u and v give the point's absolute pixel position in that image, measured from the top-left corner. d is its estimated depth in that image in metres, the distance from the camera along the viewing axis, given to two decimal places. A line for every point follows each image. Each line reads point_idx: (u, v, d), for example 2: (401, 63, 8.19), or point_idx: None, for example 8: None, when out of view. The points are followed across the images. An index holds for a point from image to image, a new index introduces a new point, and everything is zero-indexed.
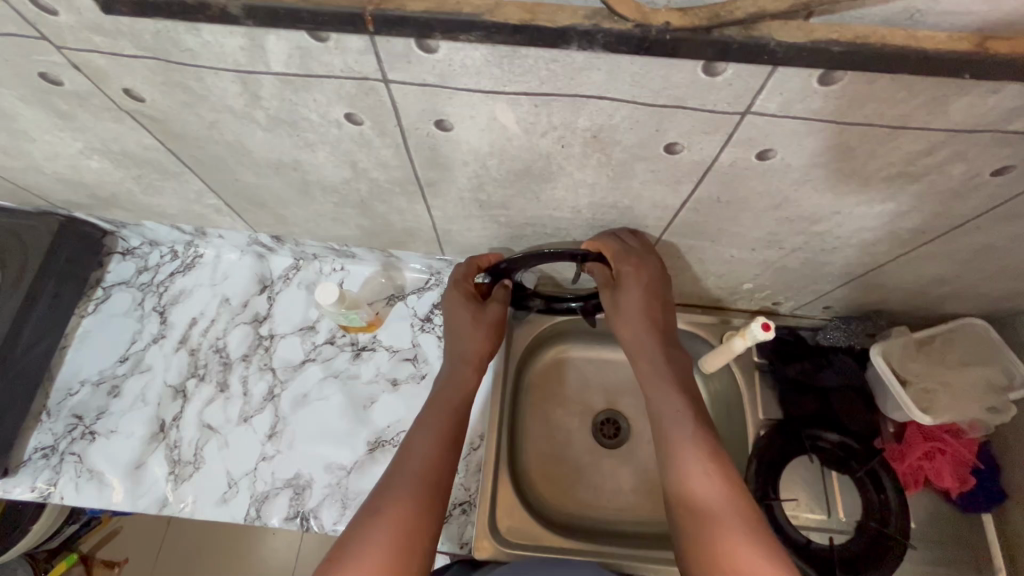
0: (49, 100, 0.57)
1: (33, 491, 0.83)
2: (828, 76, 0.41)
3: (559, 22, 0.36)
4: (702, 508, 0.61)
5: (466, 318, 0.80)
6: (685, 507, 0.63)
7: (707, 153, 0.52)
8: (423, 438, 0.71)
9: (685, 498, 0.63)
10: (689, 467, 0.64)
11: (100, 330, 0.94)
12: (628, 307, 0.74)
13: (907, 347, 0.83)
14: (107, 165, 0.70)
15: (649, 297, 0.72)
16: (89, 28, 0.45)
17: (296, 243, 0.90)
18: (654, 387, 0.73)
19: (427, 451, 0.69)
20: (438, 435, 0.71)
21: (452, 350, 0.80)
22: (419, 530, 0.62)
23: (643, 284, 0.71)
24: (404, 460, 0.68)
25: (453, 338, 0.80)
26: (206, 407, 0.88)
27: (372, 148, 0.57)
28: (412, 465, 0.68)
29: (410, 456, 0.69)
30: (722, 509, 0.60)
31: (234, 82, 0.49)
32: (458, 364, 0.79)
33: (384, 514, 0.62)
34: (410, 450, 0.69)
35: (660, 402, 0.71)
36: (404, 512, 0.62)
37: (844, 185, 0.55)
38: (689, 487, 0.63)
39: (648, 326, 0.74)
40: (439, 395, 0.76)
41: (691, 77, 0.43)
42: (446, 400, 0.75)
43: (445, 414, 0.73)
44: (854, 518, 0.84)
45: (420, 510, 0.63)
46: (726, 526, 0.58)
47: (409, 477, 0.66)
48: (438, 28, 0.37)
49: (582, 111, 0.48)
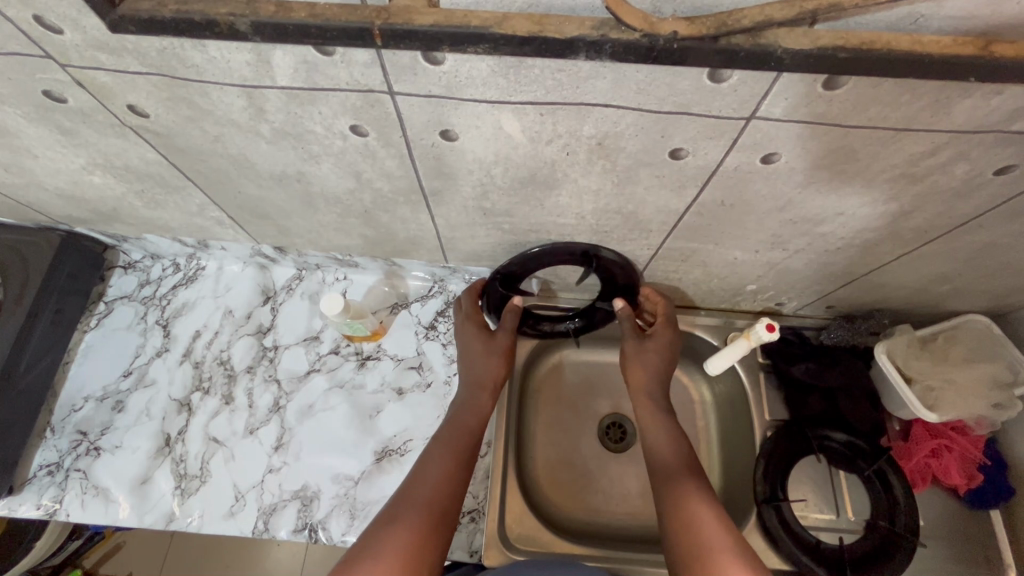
0: (52, 117, 0.57)
1: (39, 508, 0.82)
2: (832, 81, 0.42)
3: (567, 33, 0.36)
4: (693, 526, 0.64)
5: (476, 347, 0.82)
6: (681, 537, 0.64)
7: (712, 158, 0.53)
8: (437, 460, 0.71)
9: (682, 527, 0.65)
10: (691, 497, 0.67)
11: (102, 346, 0.93)
12: (647, 358, 0.82)
13: (912, 345, 0.83)
14: (110, 180, 0.70)
15: (669, 360, 0.83)
16: (95, 46, 0.45)
17: (299, 254, 0.90)
18: (653, 426, 0.78)
19: (441, 474, 0.69)
20: (450, 456, 0.71)
21: (466, 379, 0.81)
22: (427, 552, 0.61)
23: (667, 345, 0.83)
24: (416, 480, 0.69)
25: (467, 365, 0.82)
26: (211, 420, 0.87)
27: (377, 159, 0.57)
28: (425, 485, 0.68)
29: (423, 476, 0.69)
30: (719, 541, 0.62)
31: (239, 96, 0.49)
32: (476, 390, 0.79)
33: (396, 533, 0.61)
34: (424, 470, 0.70)
35: (665, 443, 0.76)
36: (415, 531, 0.62)
37: (848, 187, 0.55)
38: (691, 518, 0.65)
39: (655, 373, 0.82)
40: (454, 419, 0.77)
41: (697, 84, 0.43)
42: (463, 420, 0.76)
43: (463, 436, 0.74)
44: (863, 517, 0.84)
45: (431, 532, 0.63)
46: (714, 545, 0.62)
47: (421, 496, 0.66)
48: (446, 41, 0.37)
49: (588, 119, 0.48)
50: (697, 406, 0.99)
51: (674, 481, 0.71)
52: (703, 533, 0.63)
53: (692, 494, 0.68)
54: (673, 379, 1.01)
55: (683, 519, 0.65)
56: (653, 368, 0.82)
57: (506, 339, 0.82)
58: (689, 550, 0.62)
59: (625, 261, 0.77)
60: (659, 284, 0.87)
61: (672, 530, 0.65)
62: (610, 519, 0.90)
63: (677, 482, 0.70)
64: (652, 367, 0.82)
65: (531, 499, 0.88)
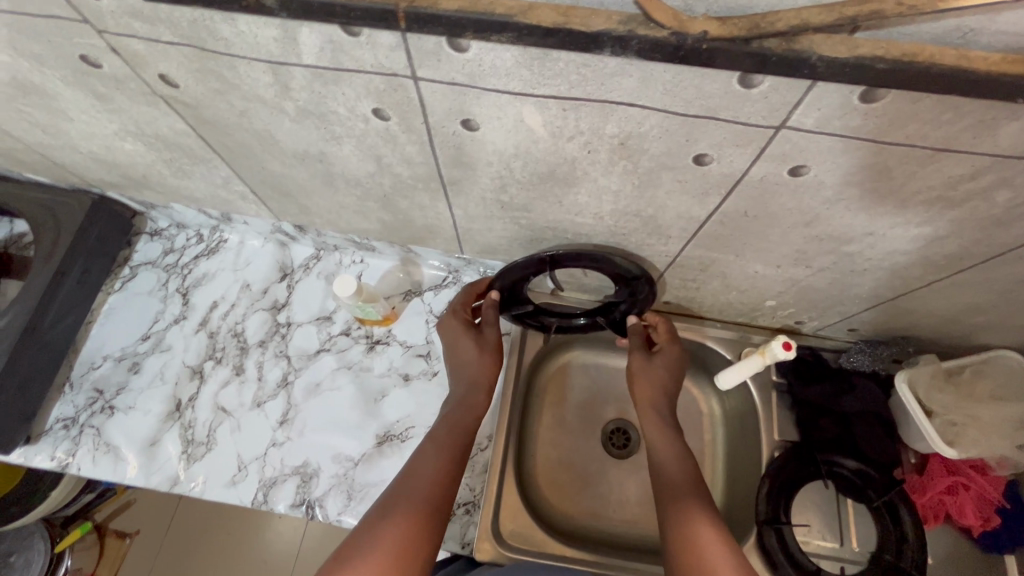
0: (88, 82, 0.58)
1: (52, 460, 0.85)
2: (870, 93, 0.40)
3: (593, 27, 0.35)
4: (693, 543, 0.63)
5: (468, 345, 0.82)
6: (681, 554, 0.63)
7: (736, 167, 0.51)
8: (433, 454, 0.71)
9: (682, 544, 0.64)
10: (694, 516, 0.66)
11: (124, 309, 0.96)
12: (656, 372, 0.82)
13: (936, 376, 0.80)
14: (140, 148, 0.71)
15: (676, 371, 0.83)
16: (129, 13, 0.46)
17: (318, 234, 0.91)
18: (658, 439, 0.77)
19: (437, 468, 0.70)
20: (450, 448, 0.73)
21: (462, 377, 0.81)
22: (426, 541, 0.62)
23: (676, 358, 0.83)
24: (412, 472, 0.69)
25: (458, 366, 0.82)
26: (221, 389, 0.89)
27: (398, 144, 0.57)
28: (421, 481, 0.68)
29: (419, 469, 0.70)
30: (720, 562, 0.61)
31: (265, 72, 0.49)
32: (471, 389, 0.80)
33: (392, 527, 0.62)
34: (420, 466, 0.70)
35: (671, 455, 0.75)
36: (410, 526, 0.62)
37: (878, 207, 0.53)
38: (691, 535, 0.64)
39: (664, 388, 0.82)
40: (448, 416, 0.77)
41: (726, 88, 0.42)
42: (456, 418, 0.76)
43: (457, 433, 0.75)
44: (868, 549, 0.82)
45: (427, 527, 0.63)
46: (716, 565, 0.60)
47: (420, 484, 0.68)
48: (471, 28, 0.36)
49: (611, 117, 0.47)
50: (706, 418, 0.98)
51: (680, 497, 0.69)
52: (702, 549, 0.62)
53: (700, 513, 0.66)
54: (683, 390, 1.00)
55: (685, 540, 0.64)
56: (661, 379, 0.82)
57: (495, 336, 0.83)
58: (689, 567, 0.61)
59: (646, 276, 0.75)
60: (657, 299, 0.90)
61: (673, 547, 0.64)
62: (597, 520, 0.90)
63: (680, 498, 0.69)
64: (660, 382, 0.82)
65: (528, 497, 0.88)
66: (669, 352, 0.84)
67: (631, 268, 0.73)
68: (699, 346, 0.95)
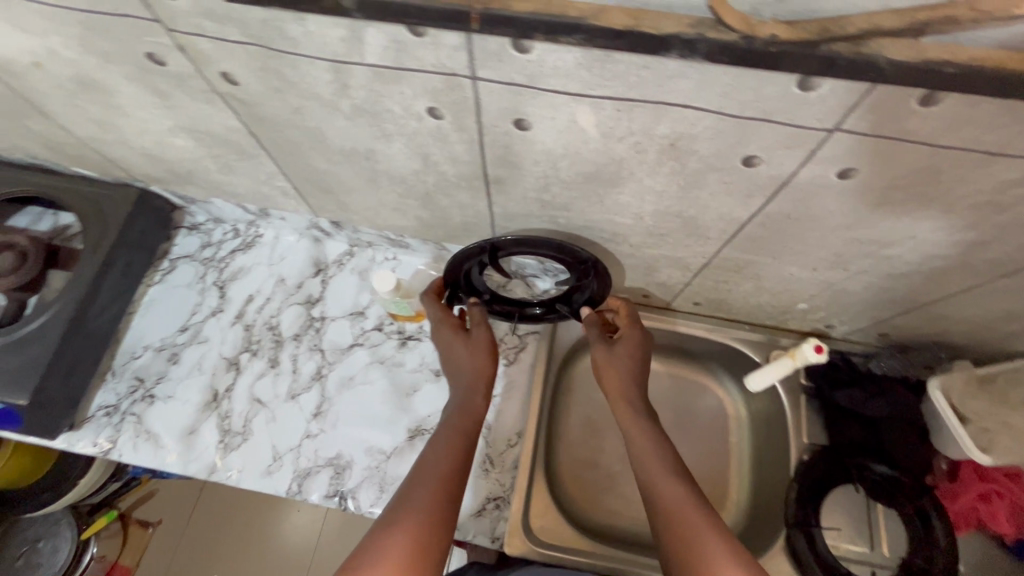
0: (149, 79, 0.60)
1: (95, 446, 0.87)
2: (929, 97, 0.40)
3: (663, 29, 0.36)
4: (687, 533, 0.60)
5: (461, 349, 0.82)
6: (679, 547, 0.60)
7: (785, 169, 0.52)
8: (434, 458, 0.70)
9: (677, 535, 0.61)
10: (682, 505, 0.63)
11: (163, 301, 0.98)
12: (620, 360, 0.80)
13: (969, 382, 0.80)
14: (190, 144, 0.73)
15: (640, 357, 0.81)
16: (201, 13, 0.47)
17: (353, 230, 0.93)
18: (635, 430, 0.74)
19: (438, 470, 0.68)
20: (450, 443, 0.72)
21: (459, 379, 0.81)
22: (435, 541, 0.61)
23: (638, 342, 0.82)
24: (418, 471, 0.68)
25: (454, 369, 0.82)
26: (257, 380, 0.91)
27: (447, 143, 0.59)
28: (423, 485, 0.66)
29: (422, 473, 0.68)
30: (719, 554, 0.57)
31: (326, 70, 0.51)
32: (470, 390, 0.79)
33: (395, 537, 0.60)
34: (423, 471, 0.68)
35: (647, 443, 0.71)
36: (413, 533, 0.60)
37: (924, 211, 0.54)
38: (685, 525, 0.61)
39: (631, 375, 0.79)
40: (449, 418, 0.76)
41: (783, 91, 0.42)
42: (456, 420, 0.75)
43: (456, 434, 0.73)
44: (898, 554, 0.82)
45: (431, 536, 0.61)
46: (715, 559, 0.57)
47: (423, 481, 0.66)
48: (542, 30, 0.37)
49: (664, 118, 0.48)
50: (732, 420, 0.98)
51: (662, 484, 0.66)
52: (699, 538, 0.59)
53: (685, 501, 0.63)
54: (709, 391, 1.00)
55: (674, 525, 0.61)
56: (626, 367, 0.79)
57: (484, 334, 0.83)
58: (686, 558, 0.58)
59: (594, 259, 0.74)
60: (688, 300, 0.90)
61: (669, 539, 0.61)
62: (624, 519, 0.90)
63: (665, 487, 0.66)
64: (625, 370, 0.79)
65: (555, 495, 0.89)
66: (632, 337, 0.82)
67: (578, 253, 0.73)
68: (672, 335, 0.97)
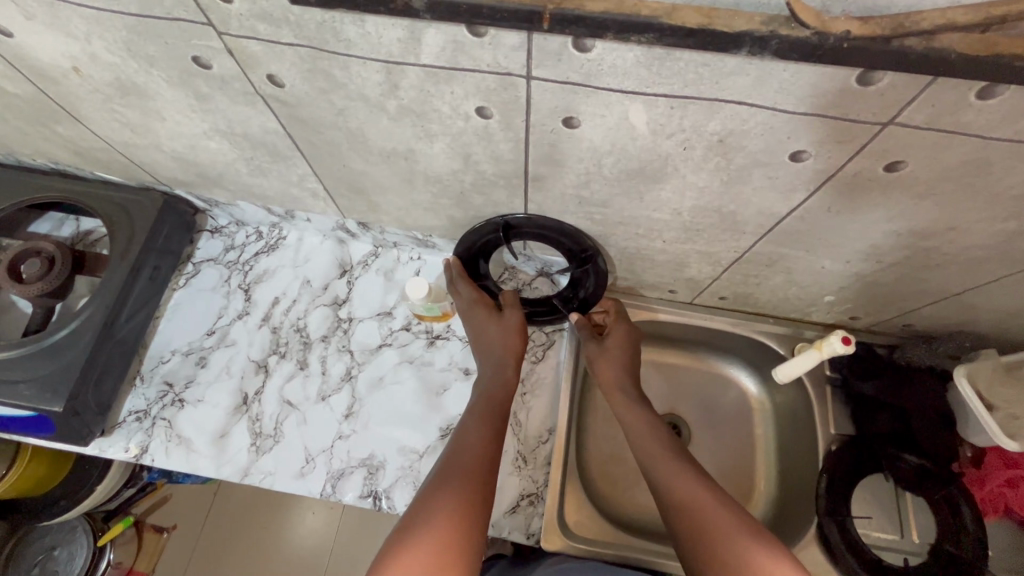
0: (191, 82, 0.60)
1: (127, 451, 0.87)
2: (988, 90, 0.41)
3: (736, 27, 0.37)
4: (689, 505, 0.65)
5: (494, 328, 0.84)
6: (685, 517, 0.65)
7: (832, 163, 0.52)
8: (473, 430, 0.73)
9: (681, 507, 0.66)
10: (685, 482, 0.68)
11: (189, 305, 0.97)
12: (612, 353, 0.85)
13: (996, 371, 0.82)
14: (224, 146, 0.73)
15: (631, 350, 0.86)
16: (257, 15, 0.48)
17: (380, 231, 0.93)
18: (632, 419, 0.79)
19: (477, 441, 0.71)
20: (485, 427, 0.73)
21: (489, 357, 0.83)
22: (474, 527, 0.61)
23: (625, 336, 0.87)
24: (459, 443, 0.71)
25: (485, 348, 0.83)
26: (286, 383, 0.91)
27: (491, 142, 0.59)
28: (465, 454, 0.69)
29: (463, 444, 0.71)
30: (735, 530, 0.61)
31: (378, 71, 0.51)
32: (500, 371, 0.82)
33: (444, 500, 0.62)
34: (462, 443, 0.71)
35: (646, 430, 0.77)
36: (462, 497, 0.63)
37: (967, 203, 0.55)
38: (688, 497, 0.66)
39: (624, 369, 0.84)
40: (482, 393, 0.78)
41: (842, 87, 0.43)
42: (488, 394, 0.78)
43: (485, 408, 0.76)
44: (928, 540, 0.83)
45: (477, 498, 0.63)
46: (719, 525, 0.62)
47: (466, 463, 0.68)
48: (614, 29, 0.38)
49: (717, 115, 0.49)
50: (757, 413, 0.99)
51: (664, 463, 0.72)
52: (703, 508, 0.64)
53: (685, 478, 0.68)
54: (735, 385, 1.01)
55: (679, 498, 0.67)
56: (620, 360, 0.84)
57: (517, 316, 0.85)
58: (693, 527, 0.64)
59: (593, 248, 0.79)
60: (717, 294, 0.91)
61: (674, 512, 0.66)
62: (655, 512, 0.91)
63: (668, 465, 0.71)
64: (618, 363, 0.85)
65: (586, 489, 0.90)
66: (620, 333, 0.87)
67: (580, 237, 0.78)
68: (655, 325, 0.98)
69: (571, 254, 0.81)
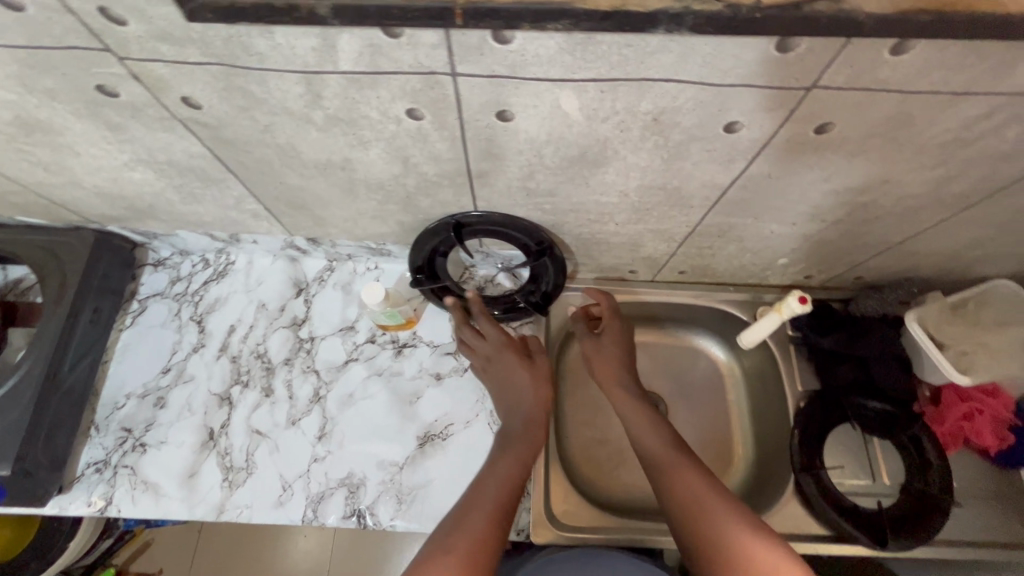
0: (101, 113, 0.56)
1: (90, 506, 0.82)
2: (901, 46, 0.42)
3: (650, 6, 0.36)
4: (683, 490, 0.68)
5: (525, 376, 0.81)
6: (678, 501, 0.67)
7: (764, 131, 0.53)
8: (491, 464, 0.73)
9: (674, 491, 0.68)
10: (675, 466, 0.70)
11: (139, 344, 0.93)
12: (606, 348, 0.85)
13: (942, 311, 0.85)
14: (149, 176, 0.69)
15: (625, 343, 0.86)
16: (158, 36, 0.45)
17: (331, 245, 0.91)
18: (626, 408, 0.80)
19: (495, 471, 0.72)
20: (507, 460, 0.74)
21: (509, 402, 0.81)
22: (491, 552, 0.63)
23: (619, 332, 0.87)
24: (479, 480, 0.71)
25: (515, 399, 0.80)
26: (252, 412, 0.88)
27: (427, 142, 0.57)
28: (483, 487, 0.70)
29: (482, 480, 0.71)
30: (729, 514, 0.64)
31: (298, 83, 0.49)
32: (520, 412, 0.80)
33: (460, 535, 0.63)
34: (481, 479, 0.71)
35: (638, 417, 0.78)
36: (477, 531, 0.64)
37: (896, 155, 0.56)
38: (681, 482, 0.68)
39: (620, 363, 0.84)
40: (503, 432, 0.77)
41: (762, 56, 0.43)
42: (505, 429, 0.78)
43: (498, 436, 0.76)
44: (898, 480, 0.87)
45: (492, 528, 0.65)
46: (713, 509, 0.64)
47: (484, 497, 0.68)
48: (529, 18, 0.37)
49: (647, 94, 0.48)
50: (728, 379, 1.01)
51: (657, 450, 0.73)
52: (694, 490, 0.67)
53: (679, 464, 0.70)
54: (702, 355, 1.03)
55: (673, 484, 0.69)
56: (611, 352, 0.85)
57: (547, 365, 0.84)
58: (688, 510, 0.66)
59: (550, 242, 0.79)
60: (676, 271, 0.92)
61: (668, 497, 0.68)
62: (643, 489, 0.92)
63: (660, 453, 0.73)
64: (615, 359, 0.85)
65: (574, 477, 0.90)
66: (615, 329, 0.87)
67: (534, 231, 0.78)
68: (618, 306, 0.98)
69: (526, 249, 0.81)
